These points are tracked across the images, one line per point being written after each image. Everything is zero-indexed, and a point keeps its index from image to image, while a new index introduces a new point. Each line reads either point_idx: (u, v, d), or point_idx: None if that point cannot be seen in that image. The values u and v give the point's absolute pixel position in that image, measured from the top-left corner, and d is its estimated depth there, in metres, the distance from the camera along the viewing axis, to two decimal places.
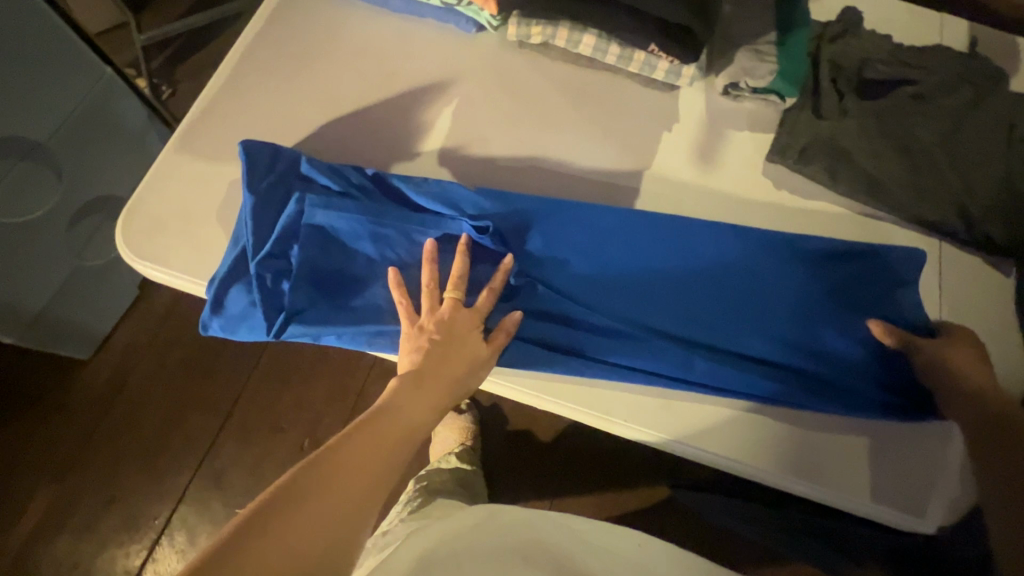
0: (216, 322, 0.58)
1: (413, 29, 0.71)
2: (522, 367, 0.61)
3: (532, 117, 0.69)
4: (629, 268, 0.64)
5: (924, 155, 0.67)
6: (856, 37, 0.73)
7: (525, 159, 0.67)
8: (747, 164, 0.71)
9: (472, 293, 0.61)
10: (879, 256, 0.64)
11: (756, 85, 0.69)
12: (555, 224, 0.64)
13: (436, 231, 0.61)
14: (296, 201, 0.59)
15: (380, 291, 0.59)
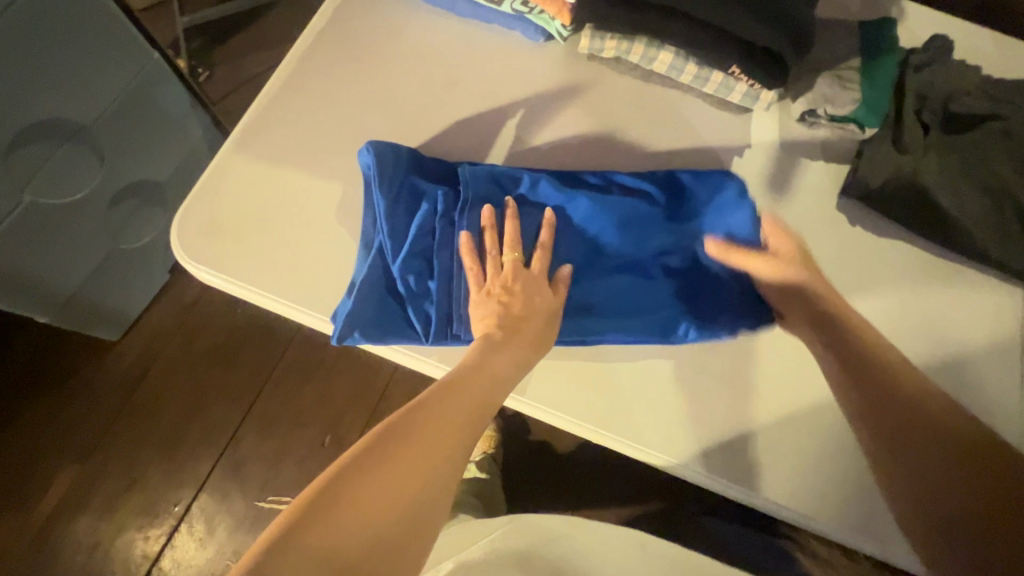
0: (357, 331, 0.55)
1: (479, 36, 0.69)
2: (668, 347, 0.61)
3: (597, 134, 0.66)
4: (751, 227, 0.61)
5: (1009, 195, 0.63)
6: (943, 67, 0.69)
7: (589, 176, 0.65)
8: (818, 196, 0.68)
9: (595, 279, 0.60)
10: (940, 311, 0.65)
11: (836, 113, 0.65)
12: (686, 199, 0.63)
13: (574, 215, 0.60)
14: (428, 204, 0.58)
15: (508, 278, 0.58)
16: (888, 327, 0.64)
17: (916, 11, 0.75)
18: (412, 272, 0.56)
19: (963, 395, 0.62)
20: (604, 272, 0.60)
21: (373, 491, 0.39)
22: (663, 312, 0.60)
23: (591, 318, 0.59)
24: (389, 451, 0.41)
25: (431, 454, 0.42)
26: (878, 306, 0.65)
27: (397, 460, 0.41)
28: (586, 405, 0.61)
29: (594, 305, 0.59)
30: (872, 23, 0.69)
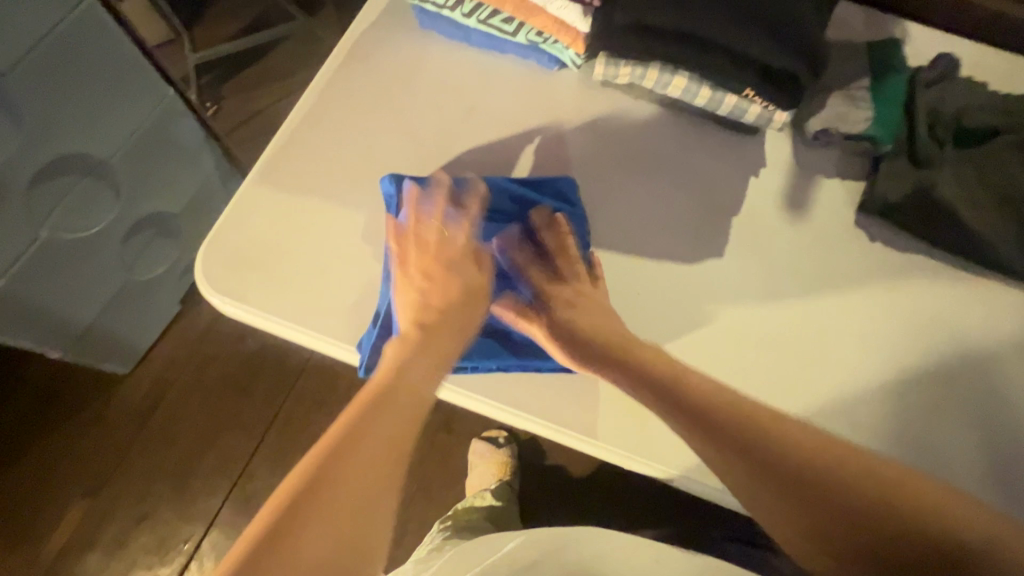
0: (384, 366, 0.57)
1: (494, 65, 0.70)
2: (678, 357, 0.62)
3: (614, 160, 0.67)
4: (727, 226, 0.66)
5: None
6: (953, 84, 0.70)
7: (608, 203, 0.66)
8: (835, 213, 0.68)
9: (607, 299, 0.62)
10: (966, 324, 0.65)
11: (849, 131, 0.66)
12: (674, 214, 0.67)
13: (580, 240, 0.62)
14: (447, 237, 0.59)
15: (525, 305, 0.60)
16: (916, 344, 0.64)
17: (922, 31, 0.76)
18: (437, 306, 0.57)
19: (995, 414, 0.61)
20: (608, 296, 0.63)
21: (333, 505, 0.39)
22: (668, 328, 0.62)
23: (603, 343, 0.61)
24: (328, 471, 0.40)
25: (354, 487, 0.40)
26: (901, 321, 0.65)
27: (347, 466, 0.40)
28: (614, 429, 0.60)
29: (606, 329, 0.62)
30: (877, 45, 0.71)
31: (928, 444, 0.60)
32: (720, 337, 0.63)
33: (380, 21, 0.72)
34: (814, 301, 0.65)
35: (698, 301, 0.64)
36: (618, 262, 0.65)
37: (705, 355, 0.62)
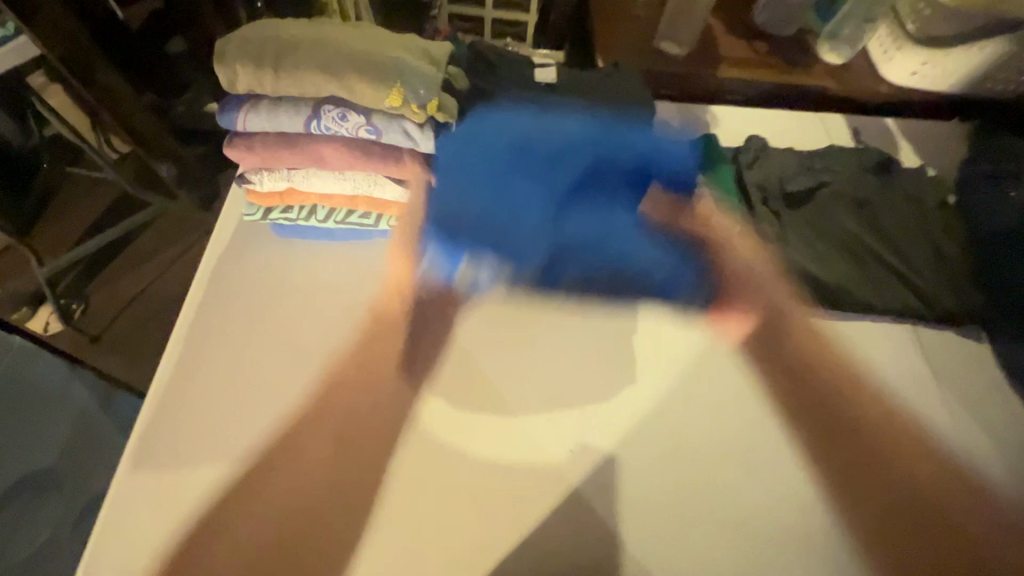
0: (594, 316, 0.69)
1: (364, 252, 0.69)
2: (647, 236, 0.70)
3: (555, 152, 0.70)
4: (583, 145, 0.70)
5: (866, 245, 0.74)
6: (768, 159, 0.79)
7: (512, 357, 0.65)
8: (718, 298, 0.73)
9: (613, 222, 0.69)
10: (865, 364, 0.69)
11: (704, 225, 0.74)
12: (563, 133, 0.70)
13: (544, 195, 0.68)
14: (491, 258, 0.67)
15: (582, 255, 0.68)
16: (832, 395, 0.67)
17: (725, 117, 0.90)
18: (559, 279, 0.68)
19: (917, 443, 0.65)
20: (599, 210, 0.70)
21: (285, 470, 0.57)
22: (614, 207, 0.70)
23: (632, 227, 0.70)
24: (291, 439, 0.58)
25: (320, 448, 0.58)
26: (814, 378, 0.68)
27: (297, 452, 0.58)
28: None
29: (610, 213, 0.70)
30: (700, 141, 0.79)
31: (888, 493, 0.62)
32: (664, 451, 0.62)
33: (233, 244, 0.69)
34: (734, 385, 0.67)
35: (631, 426, 0.63)
36: (540, 419, 0.62)
37: (656, 484, 0.60)
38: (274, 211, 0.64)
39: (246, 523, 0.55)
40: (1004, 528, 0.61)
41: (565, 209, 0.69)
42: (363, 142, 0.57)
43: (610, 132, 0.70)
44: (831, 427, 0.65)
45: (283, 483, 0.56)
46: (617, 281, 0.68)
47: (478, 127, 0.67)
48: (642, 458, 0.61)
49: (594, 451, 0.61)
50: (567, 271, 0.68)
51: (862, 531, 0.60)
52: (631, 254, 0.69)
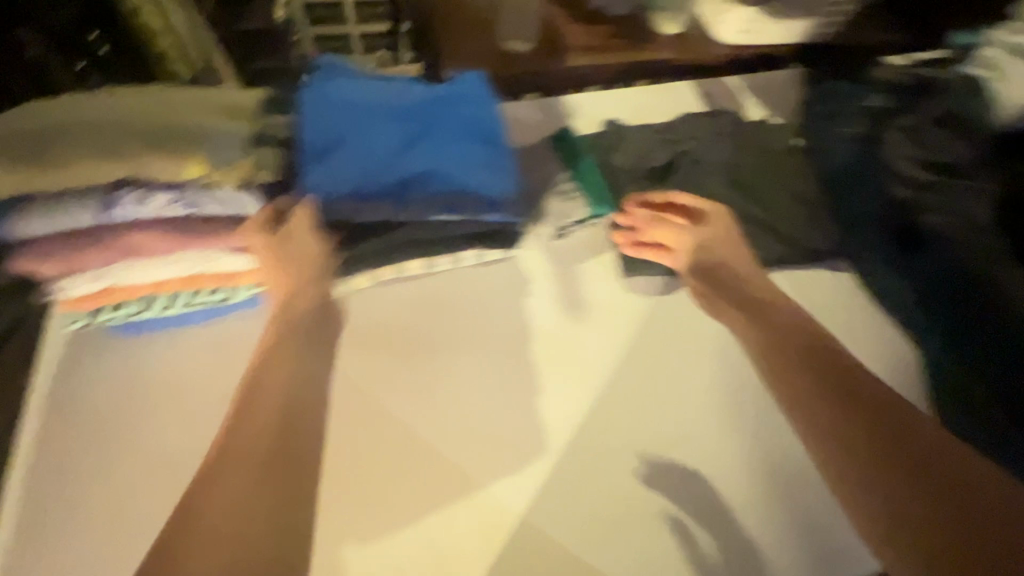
0: (432, 202, 0.56)
1: (227, 336, 0.63)
2: (501, 176, 0.59)
3: (392, 104, 0.60)
4: (423, 91, 0.62)
5: (730, 206, 0.77)
6: (628, 141, 0.80)
7: (408, 412, 0.62)
8: (608, 288, 0.71)
9: (478, 165, 0.58)
10: None
11: (576, 220, 0.71)
12: (408, 94, 0.62)
13: (389, 136, 0.58)
14: (339, 182, 0.55)
15: (425, 187, 0.56)
16: (733, 367, 0.68)
17: (583, 103, 0.89)
18: (395, 198, 0.56)
19: None
20: (439, 146, 0.59)
21: (211, 498, 0.43)
22: (464, 148, 0.59)
23: (493, 169, 0.59)
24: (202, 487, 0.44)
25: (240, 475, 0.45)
26: (712, 352, 0.69)
27: (206, 497, 0.43)
28: None
29: (462, 148, 0.59)
30: (556, 137, 0.78)
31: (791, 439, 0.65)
32: (579, 457, 0.62)
33: (69, 366, 0.60)
34: (639, 370, 0.67)
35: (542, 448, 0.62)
36: (451, 464, 0.60)
37: (575, 509, 0.59)
38: (100, 313, 0.56)
39: (204, 549, 0.41)
40: None
41: (418, 145, 0.58)
42: (174, 222, 0.51)
43: (442, 95, 0.62)
44: (725, 394, 0.67)
45: (198, 551, 0.41)
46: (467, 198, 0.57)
47: (328, 82, 0.60)
48: (556, 467, 0.61)
49: (508, 491, 0.60)
50: (408, 195, 0.56)
51: (784, 508, 0.61)
52: (480, 179, 0.58)
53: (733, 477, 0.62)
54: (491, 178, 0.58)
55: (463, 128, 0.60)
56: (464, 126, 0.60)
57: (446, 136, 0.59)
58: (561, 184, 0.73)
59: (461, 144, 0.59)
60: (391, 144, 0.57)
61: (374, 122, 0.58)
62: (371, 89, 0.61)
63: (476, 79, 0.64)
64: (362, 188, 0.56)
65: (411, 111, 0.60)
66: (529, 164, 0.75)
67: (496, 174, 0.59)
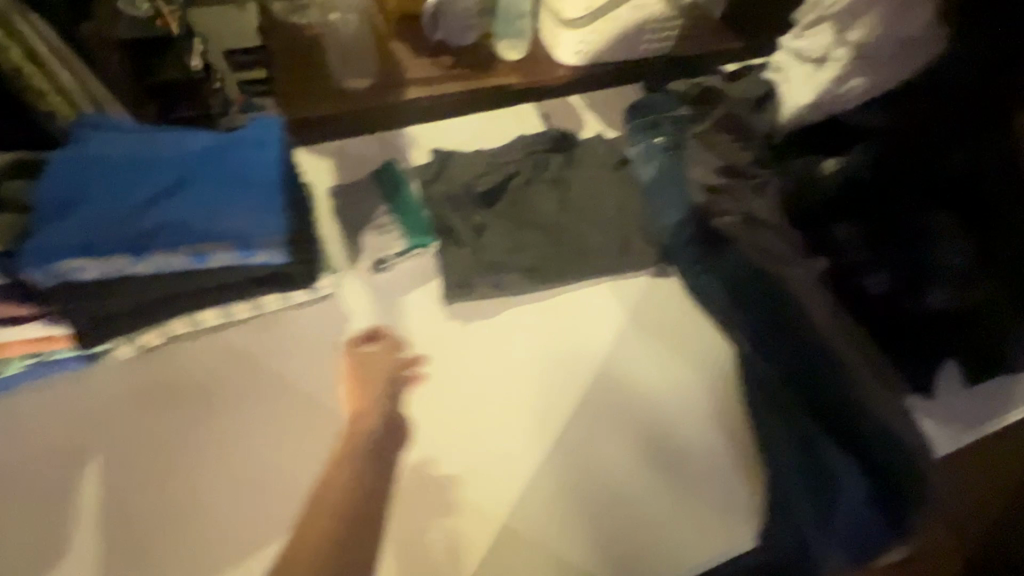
0: (180, 250, 0.51)
1: (21, 408, 0.60)
2: (271, 216, 0.55)
3: (156, 150, 0.57)
4: (199, 138, 0.59)
5: (556, 222, 0.78)
6: (455, 167, 0.81)
7: (206, 472, 0.59)
8: (431, 316, 0.71)
9: (244, 207, 0.54)
10: (580, 332, 0.72)
11: (396, 251, 0.73)
12: (182, 141, 0.59)
13: (142, 182, 0.54)
14: (73, 240, 0.50)
15: (174, 235, 0.51)
16: (555, 384, 0.68)
17: (421, 136, 0.92)
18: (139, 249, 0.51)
19: (637, 393, 0.68)
20: (202, 189, 0.54)
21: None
22: (231, 189, 0.55)
23: (263, 210, 0.55)
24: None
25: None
26: (534, 372, 0.68)
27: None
28: None
29: (231, 190, 0.55)
30: (382, 173, 0.78)
31: (613, 450, 0.64)
32: (388, 495, 0.59)
33: None
34: (459, 397, 0.66)
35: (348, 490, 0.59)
36: (248, 521, 0.57)
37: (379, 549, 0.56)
38: None
39: None
40: (720, 436, 0.65)
41: (176, 191, 0.54)
42: None
43: (221, 142, 0.59)
44: (548, 411, 0.66)
45: None
46: (225, 241, 0.52)
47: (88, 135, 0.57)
48: (361, 511, 0.56)
49: None
50: (152, 243, 0.51)
51: (600, 526, 0.59)
52: (238, 227, 0.53)
53: (542, 494, 0.61)
54: (257, 220, 0.54)
55: (235, 171, 0.57)
56: (238, 170, 0.57)
57: (212, 180, 0.56)
58: (381, 219, 0.75)
59: (231, 186, 0.56)
60: (142, 193, 0.53)
61: (130, 169, 0.54)
62: (147, 141, 0.58)
63: (268, 123, 0.62)
64: (99, 242, 0.50)
65: (179, 160, 0.56)
66: (350, 201, 0.76)
67: (265, 214, 0.55)
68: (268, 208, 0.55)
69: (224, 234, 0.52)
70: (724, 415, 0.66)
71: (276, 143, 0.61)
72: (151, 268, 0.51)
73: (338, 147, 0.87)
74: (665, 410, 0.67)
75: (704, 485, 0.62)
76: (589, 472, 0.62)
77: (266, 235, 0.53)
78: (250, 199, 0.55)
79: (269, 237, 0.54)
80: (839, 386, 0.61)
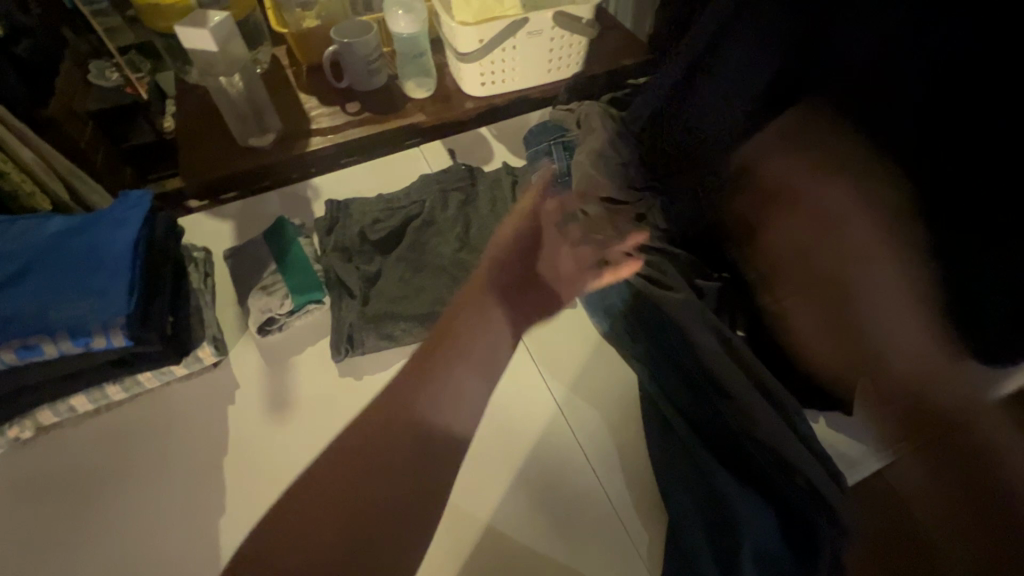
0: (10, 346, 0.52)
1: None
2: (108, 300, 0.54)
3: (8, 237, 0.57)
4: (57, 221, 0.60)
5: (451, 261, 0.76)
6: (350, 215, 0.80)
7: (69, 563, 0.56)
8: (321, 374, 0.69)
9: (83, 293, 0.54)
10: None
11: (284, 310, 0.70)
12: (39, 224, 0.59)
13: None
14: None
15: (6, 330, 0.52)
16: None
17: (327, 185, 0.92)
18: None
19: (536, 434, 0.64)
20: (45, 278, 0.55)
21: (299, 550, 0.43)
22: (73, 276, 0.55)
23: (101, 293, 0.55)
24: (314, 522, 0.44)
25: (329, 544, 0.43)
26: None
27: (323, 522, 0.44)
28: None
29: (74, 276, 0.55)
30: (273, 231, 0.77)
31: (507, 500, 0.60)
32: None
33: None
34: None
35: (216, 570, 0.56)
36: None
37: None
38: None
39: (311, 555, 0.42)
40: (621, 475, 0.61)
41: (17, 283, 0.55)
42: None
43: (75, 223, 0.59)
44: None
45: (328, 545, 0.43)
46: (58, 332, 0.53)
47: None
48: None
49: None
50: None
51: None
52: (79, 312, 0.53)
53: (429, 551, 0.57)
54: (93, 305, 0.54)
55: (82, 254, 0.57)
56: (85, 252, 0.57)
57: (56, 267, 0.56)
58: (268, 280, 0.73)
59: (75, 270, 0.56)
60: None
61: None
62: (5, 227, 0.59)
63: (134, 199, 0.63)
64: None
65: (27, 247, 0.57)
66: (240, 264, 0.75)
67: (100, 298, 0.54)
68: (106, 291, 0.55)
69: (58, 325, 0.53)
70: (628, 448, 0.63)
71: (132, 219, 0.60)
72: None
73: (241, 208, 0.89)
74: (565, 450, 0.63)
75: (598, 528, 0.58)
76: (479, 527, 0.58)
77: (100, 323, 0.53)
78: (89, 284, 0.55)
79: (101, 324, 0.53)
80: (739, 432, 0.54)
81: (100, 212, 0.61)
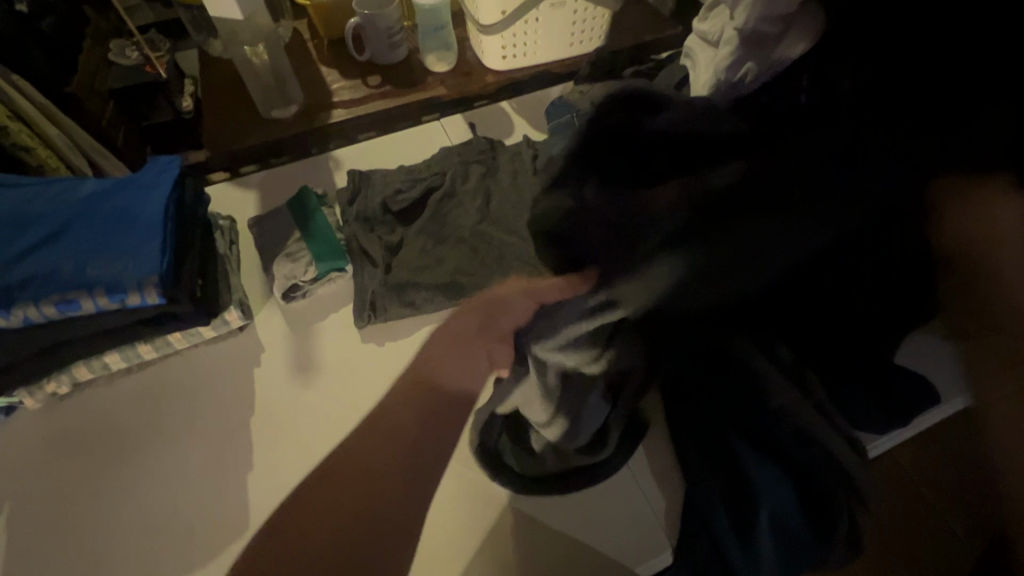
0: (53, 300, 0.54)
1: None
2: (144, 257, 0.56)
3: (48, 197, 0.59)
4: (95, 184, 0.61)
5: (473, 232, 0.76)
6: (372, 186, 0.80)
7: (104, 512, 0.59)
8: (344, 340, 0.70)
9: (120, 251, 0.56)
10: None
11: (308, 278, 0.71)
12: (79, 187, 0.61)
13: (30, 233, 0.56)
14: None
15: (48, 286, 0.54)
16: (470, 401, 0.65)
17: (349, 157, 0.93)
18: (12, 300, 0.53)
19: None
20: (84, 235, 0.57)
21: None
22: (111, 234, 0.57)
23: (137, 250, 0.56)
24: None
25: None
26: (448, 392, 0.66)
27: None
28: None
29: (112, 234, 0.57)
30: (296, 201, 0.78)
31: None
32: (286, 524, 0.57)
33: None
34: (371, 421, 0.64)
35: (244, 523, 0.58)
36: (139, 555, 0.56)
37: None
38: None
39: None
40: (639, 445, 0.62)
41: (57, 240, 0.56)
42: None
43: (111, 185, 0.61)
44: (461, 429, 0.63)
45: None
46: (96, 288, 0.54)
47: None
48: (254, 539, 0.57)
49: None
50: (25, 294, 0.53)
51: (501, 545, 0.56)
52: (117, 268, 0.55)
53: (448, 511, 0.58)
54: (129, 262, 0.55)
55: (119, 213, 0.58)
56: (121, 211, 0.58)
57: (94, 226, 0.57)
58: (292, 247, 0.74)
59: (112, 229, 0.57)
60: (25, 245, 0.56)
61: (23, 219, 0.57)
62: (47, 189, 0.61)
63: (166, 162, 0.64)
64: None
65: (66, 208, 0.58)
66: (266, 232, 0.76)
67: (136, 256, 0.56)
68: (142, 248, 0.56)
69: (96, 281, 0.54)
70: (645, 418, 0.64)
71: (165, 181, 0.62)
72: (26, 317, 0.54)
73: (264, 180, 0.90)
74: None
75: (616, 494, 0.59)
76: (498, 489, 0.59)
77: (137, 279, 0.55)
78: (126, 241, 0.56)
79: (137, 280, 0.55)
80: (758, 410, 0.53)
81: (133, 175, 0.63)
